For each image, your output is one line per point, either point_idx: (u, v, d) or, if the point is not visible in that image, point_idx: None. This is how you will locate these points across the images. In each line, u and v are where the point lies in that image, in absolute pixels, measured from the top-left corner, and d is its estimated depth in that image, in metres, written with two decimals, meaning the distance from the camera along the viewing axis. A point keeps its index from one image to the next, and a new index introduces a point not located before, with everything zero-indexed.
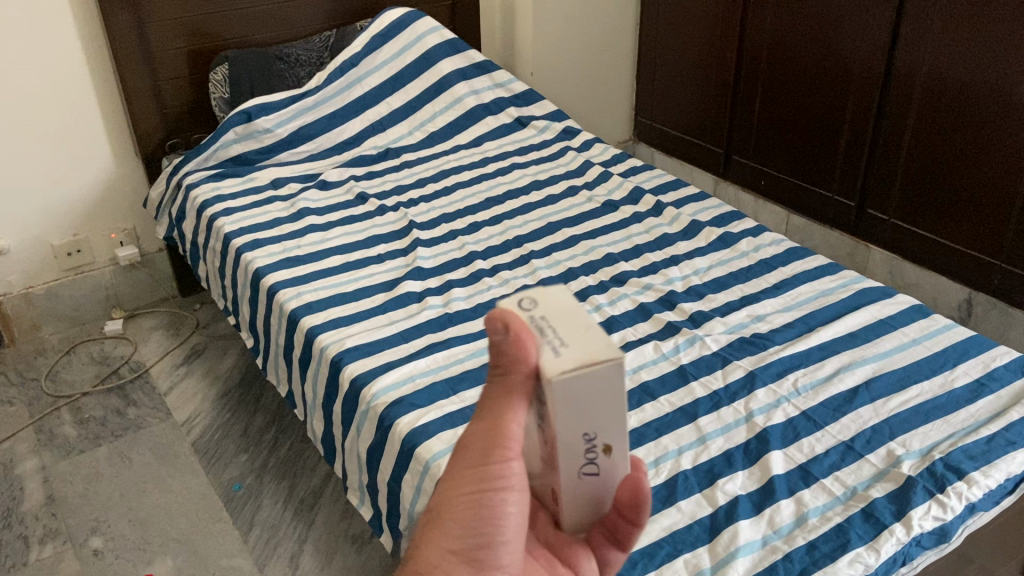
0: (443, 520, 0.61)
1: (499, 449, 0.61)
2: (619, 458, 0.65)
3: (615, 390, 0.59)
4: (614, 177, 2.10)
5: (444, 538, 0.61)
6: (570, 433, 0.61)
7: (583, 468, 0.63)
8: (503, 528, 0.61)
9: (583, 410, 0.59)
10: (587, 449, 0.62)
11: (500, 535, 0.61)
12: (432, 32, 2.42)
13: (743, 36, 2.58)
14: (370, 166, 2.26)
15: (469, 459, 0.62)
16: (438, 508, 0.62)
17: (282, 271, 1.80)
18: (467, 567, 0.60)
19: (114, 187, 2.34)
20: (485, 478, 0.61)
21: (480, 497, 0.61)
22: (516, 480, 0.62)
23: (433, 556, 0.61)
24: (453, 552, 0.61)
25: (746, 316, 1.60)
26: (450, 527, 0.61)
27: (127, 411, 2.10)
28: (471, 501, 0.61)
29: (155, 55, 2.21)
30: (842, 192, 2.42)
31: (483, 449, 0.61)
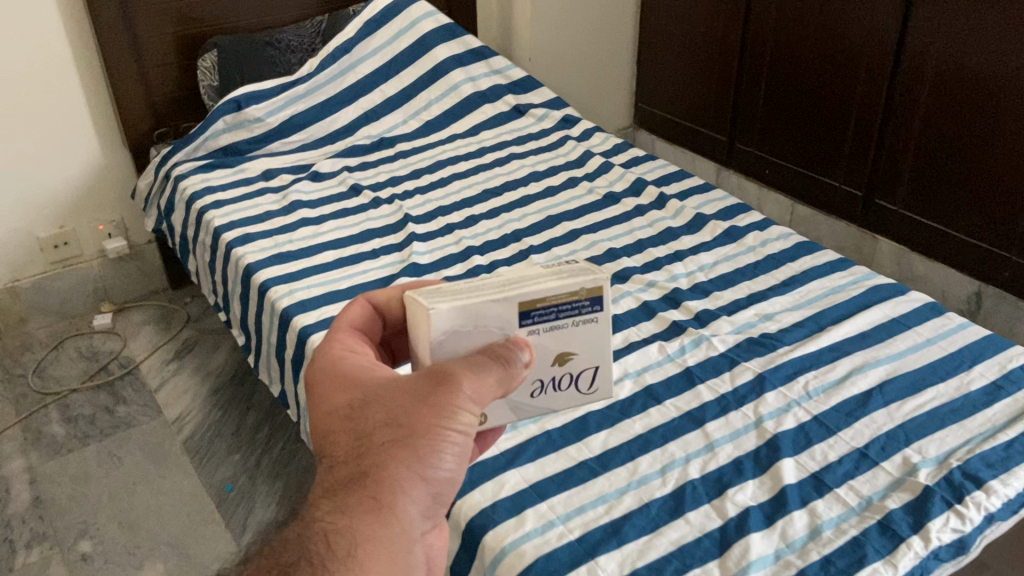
0: (413, 446, 0.72)
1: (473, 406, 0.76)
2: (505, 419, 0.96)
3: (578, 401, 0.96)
4: (615, 168, 2.04)
5: (410, 460, 0.72)
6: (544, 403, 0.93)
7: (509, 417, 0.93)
8: (451, 467, 0.74)
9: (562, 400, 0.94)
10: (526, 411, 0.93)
11: (449, 469, 0.74)
12: (427, 18, 2.35)
13: (748, 20, 2.51)
14: (364, 157, 2.19)
15: (446, 405, 0.74)
16: (407, 432, 0.73)
17: (273, 267, 1.74)
18: (422, 491, 0.72)
19: (101, 177, 2.27)
20: (452, 423, 0.74)
21: (444, 439, 0.73)
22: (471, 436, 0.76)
23: (398, 475, 0.71)
24: (412, 478, 0.71)
25: (754, 315, 1.54)
26: (417, 454, 0.72)
27: (117, 409, 2.04)
28: (437, 437, 0.73)
29: (141, 41, 2.14)
30: (850, 182, 2.36)
31: (460, 401, 0.75)
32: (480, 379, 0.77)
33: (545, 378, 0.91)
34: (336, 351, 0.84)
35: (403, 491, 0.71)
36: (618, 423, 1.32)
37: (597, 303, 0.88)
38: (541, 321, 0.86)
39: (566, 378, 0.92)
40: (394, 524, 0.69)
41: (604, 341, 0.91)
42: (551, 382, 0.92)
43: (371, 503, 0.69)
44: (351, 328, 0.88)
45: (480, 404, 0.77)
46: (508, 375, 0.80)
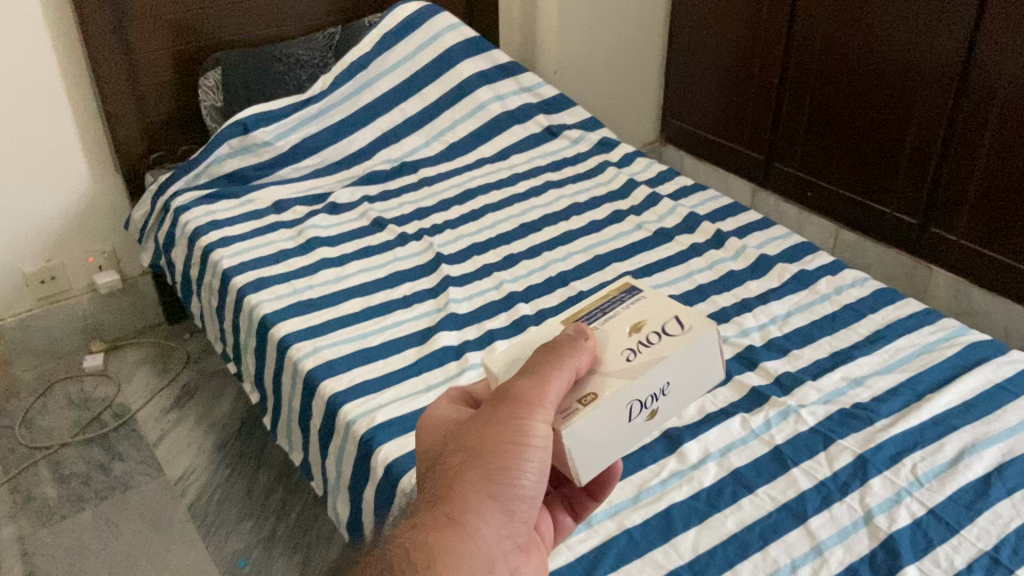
0: (483, 467, 0.72)
1: (536, 408, 0.75)
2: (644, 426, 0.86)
3: (698, 348, 0.87)
4: (664, 200, 1.87)
5: (479, 480, 0.72)
6: (659, 371, 0.84)
7: (632, 410, 0.83)
8: (529, 479, 0.74)
9: (678, 357, 0.85)
10: (649, 398, 0.84)
11: (524, 483, 0.73)
12: (451, 30, 2.16)
13: (792, 32, 2.34)
14: (384, 184, 2.00)
15: (509, 420, 0.74)
16: (474, 452, 0.73)
17: (293, 319, 1.55)
18: (497, 509, 0.72)
19: (93, 206, 2.07)
20: (522, 436, 0.73)
21: (518, 454, 0.73)
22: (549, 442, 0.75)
23: (468, 496, 0.71)
24: (485, 499, 0.72)
25: (842, 379, 1.37)
26: (486, 473, 0.72)
27: (113, 467, 1.85)
28: (510, 453, 0.73)
29: (136, 57, 1.94)
30: (903, 208, 2.20)
31: (528, 409, 0.74)
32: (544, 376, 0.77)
33: (633, 345, 0.85)
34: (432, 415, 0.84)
35: (475, 510, 0.71)
36: (708, 518, 1.14)
37: (630, 292, 0.94)
38: (595, 318, 0.90)
39: (653, 334, 0.86)
40: (472, 541, 0.69)
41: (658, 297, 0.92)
42: (640, 339, 0.86)
43: (445, 520, 0.70)
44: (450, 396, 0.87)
45: (552, 404, 0.76)
46: (573, 360, 0.80)
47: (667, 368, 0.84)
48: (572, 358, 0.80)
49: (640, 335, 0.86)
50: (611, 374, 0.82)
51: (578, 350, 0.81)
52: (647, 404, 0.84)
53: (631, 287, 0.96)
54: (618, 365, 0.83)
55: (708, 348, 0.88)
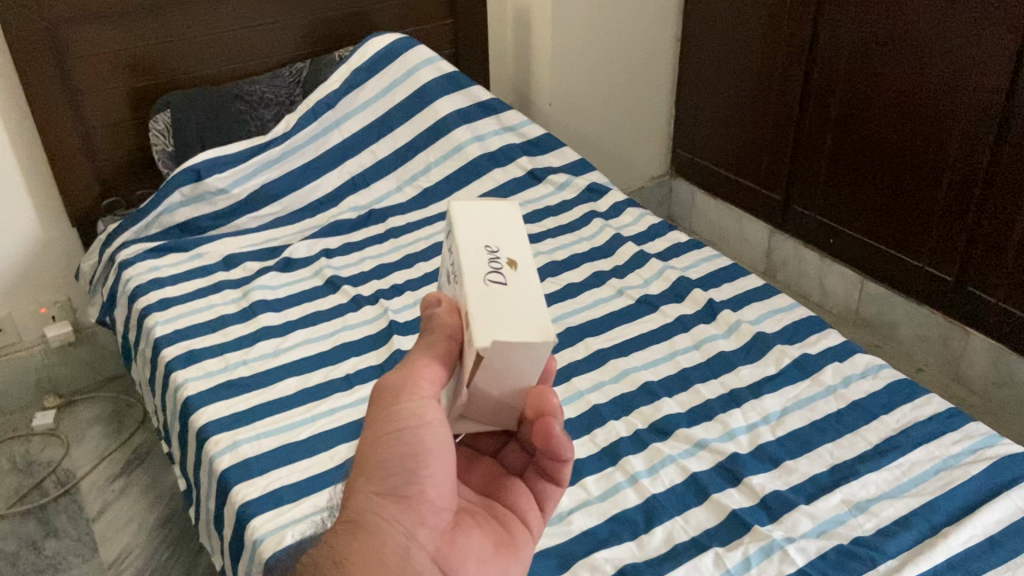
0: (370, 469, 0.71)
1: (410, 389, 0.71)
2: (529, 277, 0.68)
3: (466, 212, 0.73)
4: (652, 260, 1.65)
5: (373, 483, 0.70)
6: (470, 249, 0.69)
7: (487, 278, 0.67)
8: (424, 468, 0.70)
9: (469, 228, 0.71)
10: (491, 262, 0.68)
11: (423, 471, 0.70)
12: (428, 65, 2.01)
13: (813, 63, 2.10)
14: (347, 235, 1.83)
15: (390, 414, 0.71)
16: (366, 457, 0.72)
17: (217, 403, 1.36)
18: (400, 503, 0.69)
19: (42, 254, 1.93)
20: (401, 425, 0.70)
21: (395, 447, 0.70)
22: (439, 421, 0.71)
23: (365, 499, 0.70)
24: (382, 498, 0.69)
25: (842, 504, 1.15)
26: (375, 475, 0.70)
27: (45, 546, 1.68)
28: (395, 445, 0.70)
29: (84, 98, 1.79)
30: (935, 262, 1.95)
31: (398, 400, 0.71)
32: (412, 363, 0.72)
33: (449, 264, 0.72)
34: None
35: (376, 511, 0.69)
36: None
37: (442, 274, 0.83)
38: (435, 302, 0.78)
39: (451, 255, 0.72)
40: (372, 543, 0.67)
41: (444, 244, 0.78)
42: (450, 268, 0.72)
43: (348, 528, 0.69)
44: None
45: (427, 387, 0.71)
46: (427, 337, 0.72)
47: (471, 241, 0.70)
48: (441, 332, 0.70)
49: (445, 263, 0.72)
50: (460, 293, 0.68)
51: (438, 322, 0.70)
52: (497, 268, 0.68)
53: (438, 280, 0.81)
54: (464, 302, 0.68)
55: (474, 201, 0.74)
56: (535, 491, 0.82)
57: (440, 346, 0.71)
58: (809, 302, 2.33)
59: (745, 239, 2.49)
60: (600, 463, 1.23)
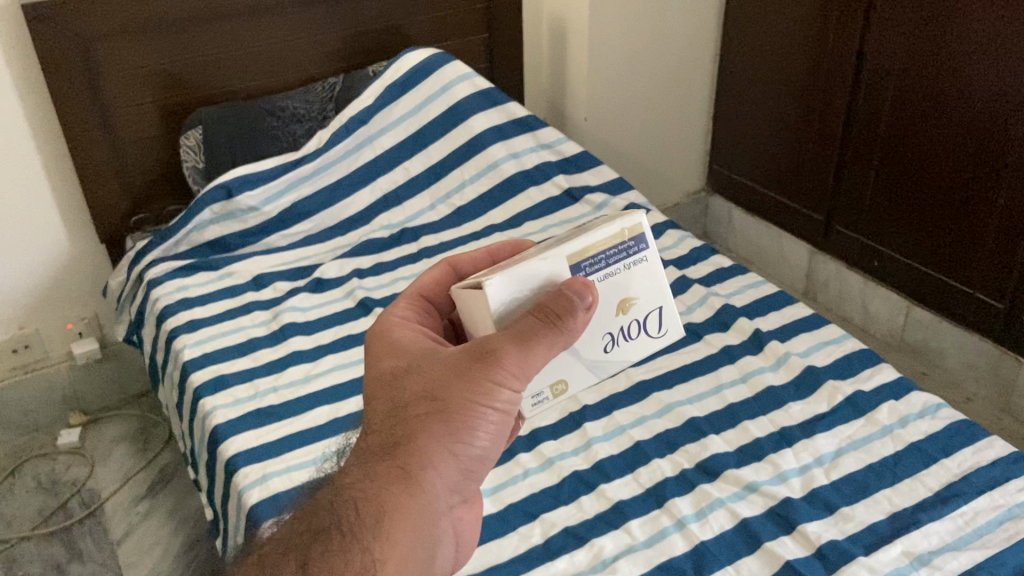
0: (447, 420, 0.74)
1: (514, 376, 0.76)
2: None
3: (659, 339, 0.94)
4: (694, 287, 1.61)
5: (441, 434, 0.74)
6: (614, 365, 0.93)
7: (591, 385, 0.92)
8: (481, 445, 0.76)
9: None
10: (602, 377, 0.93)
11: (480, 445, 0.76)
12: (463, 81, 1.98)
13: (858, 80, 2.03)
14: (379, 254, 1.79)
15: (483, 379, 0.75)
16: (441, 405, 0.74)
17: (246, 433, 1.31)
18: (454, 469, 0.75)
19: (71, 271, 1.91)
20: (486, 396, 0.75)
21: (479, 415, 0.75)
22: (510, 407, 0.77)
23: (428, 449, 0.73)
24: (441, 453, 0.74)
25: (903, 556, 1.07)
26: (450, 429, 0.74)
27: (68, 569, 1.64)
28: (470, 409, 0.74)
29: (116, 113, 1.76)
30: (986, 288, 1.87)
31: (504, 374, 0.75)
32: (525, 342, 0.76)
33: (614, 332, 0.89)
34: (392, 314, 0.85)
35: (432, 465, 0.73)
36: None
37: (639, 242, 0.89)
38: (593, 270, 0.85)
39: (632, 326, 0.90)
40: (422, 501, 0.72)
41: (661, 275, 0.91)
42: (621, 329, 0.90)
43: (399, 473, 0.72)
44: (420, 295, 0.88)
45: (525, 374, 0.77)
46: (567, 335, 0.78)
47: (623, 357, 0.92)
48: (569, 334, 0.78)
49: (623, 325, 0.90)
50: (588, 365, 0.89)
51: (575, 326, 0.78)
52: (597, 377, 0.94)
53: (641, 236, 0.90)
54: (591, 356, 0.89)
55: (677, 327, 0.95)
56: None
57: (563, 343, 0.78)
58: (851, 325, 2.26)
59: (784, 258, 2.42)
60: (645, 505, 1.17)
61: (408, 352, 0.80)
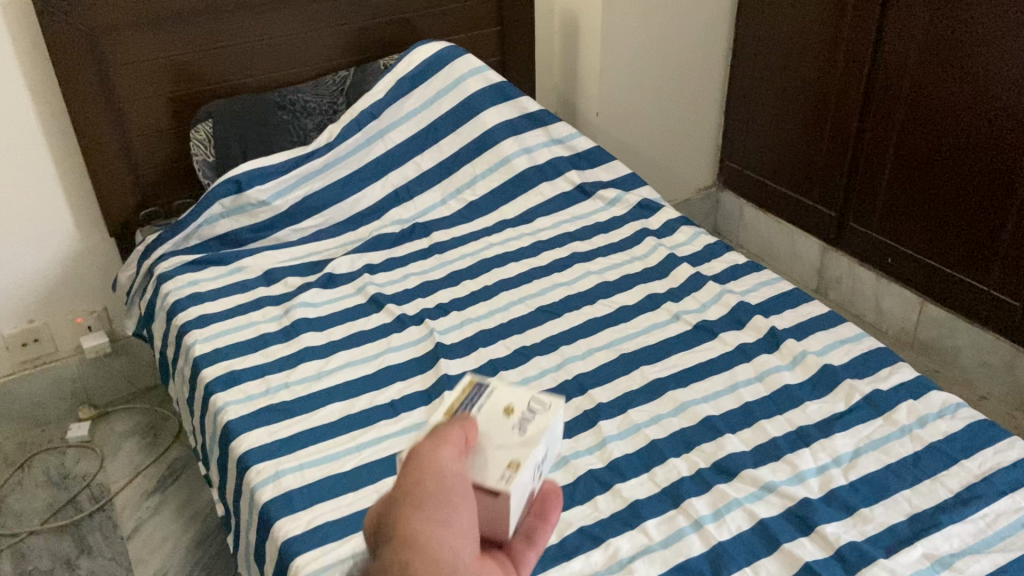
0: (410, 508, 0.64)
1: (441, 445, 0.72)
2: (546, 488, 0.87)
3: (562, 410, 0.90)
4: (708, 283, 1.60)
5: (410, 515, 0.63)
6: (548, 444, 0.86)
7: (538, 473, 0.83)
8: (459, 509, 0.65)
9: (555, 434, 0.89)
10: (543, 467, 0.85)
11: (456, 509, 0.65)
12: (475, 74, 1.97)
13: (873, 76, 2.02)
14: (390, 249, 1.79)
15: (418, 465, 0.68)
16: (393, 504, 0.65)
17: (258, 429, 1.30)
18: (444, 530, 0.63)
19: (81, 264, 1.90)
20: (430, 470, 0.68)
21: (437, 486, 0.67)
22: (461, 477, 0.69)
23: (411, 529, 0.62)
24: (426, 524, 0.63)
25: (924, 559, 1.06)
26: (417, 509, 0.64)
27: (79, 564, 1.64)
28: (427, 483, 0.67)
29: (125, 106, 1.75)
30: (1003, 286, 1.85)
31: (430, 447, 0.71)
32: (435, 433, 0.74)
33: (517, 417, 0.85)
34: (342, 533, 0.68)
35: (425, 536, 0.62)
36: None
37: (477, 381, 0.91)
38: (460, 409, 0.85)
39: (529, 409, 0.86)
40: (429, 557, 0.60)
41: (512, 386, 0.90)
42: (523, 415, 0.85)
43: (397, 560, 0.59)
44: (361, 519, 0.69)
45: (450, 444, 0.73)
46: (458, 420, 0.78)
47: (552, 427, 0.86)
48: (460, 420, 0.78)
49: (521, 411, 0.86)
50: (524, 442, 0.81)
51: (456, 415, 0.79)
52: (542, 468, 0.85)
53: (482, 378, 0.91)
54: (515, 442, 0.82)
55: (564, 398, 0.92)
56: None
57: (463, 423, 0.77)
58: (863, 321, 2.24)
59: (796, 255, 2.40)
60: (661, 505, 1.16)
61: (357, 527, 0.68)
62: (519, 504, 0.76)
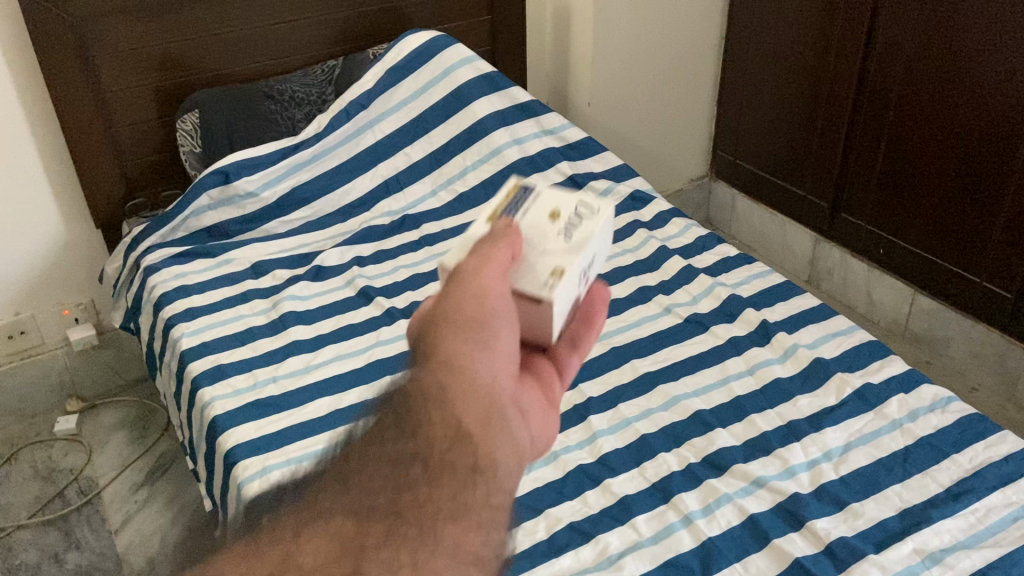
0: (447, 366, 0.63)
1: (488, 270, 0.73)
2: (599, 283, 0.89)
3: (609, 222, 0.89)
4: (700, 276, 1.59)
5: (460, 347, 0.65)
6: (597, 241, 0.85)
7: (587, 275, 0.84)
8: (501, 332, 0.69)
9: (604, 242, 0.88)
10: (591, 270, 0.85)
11: (499, 337, 0.68)
12: (465, 64, 1.95)
13: (866, 66, 2.00)
14: (380, 242, 1.77)
15: (467, 294, 0.70)
16: (443, 320, 0.67)
17: (245, 424, 1.29)
18: (487, 353, 0.66)
19: (66, 256, 1.88)
20: (475, 311, 0.68)
21: (481, 347, 0.66)
22: (505, 312, 0.70)
23: (453, 348, 0.65)
24: (468, 344, 0.66)
25: (914, 554, 1.05)
26: (466, 336, 0.66)
27: (67, 558, 1.63)
28: (475, 307, 0.68)
29: (110, 95, 1.73)
30: (995, 278, 1.84)
31: (479, 276, 0.72)
32: (489, 255, 0.74)
33: (568, 224, 0.84)
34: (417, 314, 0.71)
35: (468, 354, 0.65)
36: None
37: (528, 188, 0.89)
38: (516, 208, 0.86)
39: (572, 217, 0.85)
40: (471, 377, 0.63)
41: (561, 194, 0.89)
42: (568, 220, 0.85)
43: (420, 471, 0.56)
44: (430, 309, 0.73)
45: (499, 271, 0.74)
46: (514, 239, 0.78)
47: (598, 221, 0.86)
48: (508, 240, 0.77)
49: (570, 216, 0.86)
50: (577, 253, 0.81)
51: (507, 235, 0.78)
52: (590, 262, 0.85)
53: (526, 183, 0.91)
54: (560, 247, 0.81)
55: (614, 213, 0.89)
56: (557, 370, 0.80)
57: (517, 244, 0.78)
58: (854, 313, 2.24)
59: (789, 245, 2.39)
60: (651, 500, 1.16)
61: (417, 315, 0.71)
62: (562, 310, 0.79)
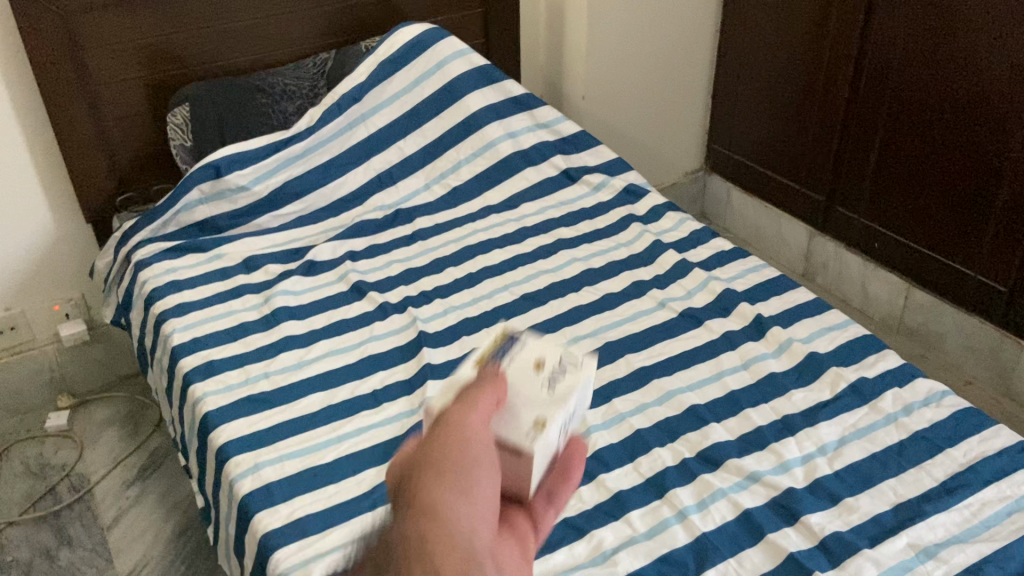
0: (437, 470, 0.62)
1: (461, 422, 0.69)
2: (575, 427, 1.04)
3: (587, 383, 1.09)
4: (694, 270, 1.59)
5: (443, 481, 0.62)
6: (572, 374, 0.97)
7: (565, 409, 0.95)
8: (481, 483, 0.64)
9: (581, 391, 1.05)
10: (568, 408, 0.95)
11: (484, 486, 0.64)
12: (458, 57, 1.93)
13: (861, 60, 2.00)
14: (373, 236, 1.76)
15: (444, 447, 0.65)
16: (426, 471, 0.62)
17: (237, 420, 1.28)
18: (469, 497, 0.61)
19: (57, 250, 1.87)
20: (462, 459, 0.64)
21: (469, 472, 0.64)
22: (488, 463, 0.66)
23: (438, 494, 0.60)
24: (458, 497, 0.61)
25: (909, 549, 1.05)
26: (450, 478, 0.63)
27: (58, 555, 1.62)
28: (457, 455, 0.65)
29: (99, 89, 1.71)
30: (990, 272, 1.84)
31: (457, 423, 0.69)
32: (468, 410, 0.72)
33: (546, 378, 0.99)
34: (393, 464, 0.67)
35: (453, 499, 0.61)
36: None
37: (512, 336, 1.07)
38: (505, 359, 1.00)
39: (554, 372, 1.00)
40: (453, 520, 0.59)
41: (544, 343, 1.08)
42: (552, 373, 0.99)
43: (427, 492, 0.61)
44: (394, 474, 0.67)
45: (477, 422, 0.71)
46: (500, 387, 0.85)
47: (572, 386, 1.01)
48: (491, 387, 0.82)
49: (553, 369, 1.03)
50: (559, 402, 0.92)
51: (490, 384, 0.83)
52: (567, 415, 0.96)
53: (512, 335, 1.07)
54: (542, 399, 0.96)
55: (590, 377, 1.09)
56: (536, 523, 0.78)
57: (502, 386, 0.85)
58: (849, 306, 2.24)
59: (783, 239, 2.39)
60: (645, 496, 1.15)
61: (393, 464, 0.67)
62: (540, 462, 0.86)
